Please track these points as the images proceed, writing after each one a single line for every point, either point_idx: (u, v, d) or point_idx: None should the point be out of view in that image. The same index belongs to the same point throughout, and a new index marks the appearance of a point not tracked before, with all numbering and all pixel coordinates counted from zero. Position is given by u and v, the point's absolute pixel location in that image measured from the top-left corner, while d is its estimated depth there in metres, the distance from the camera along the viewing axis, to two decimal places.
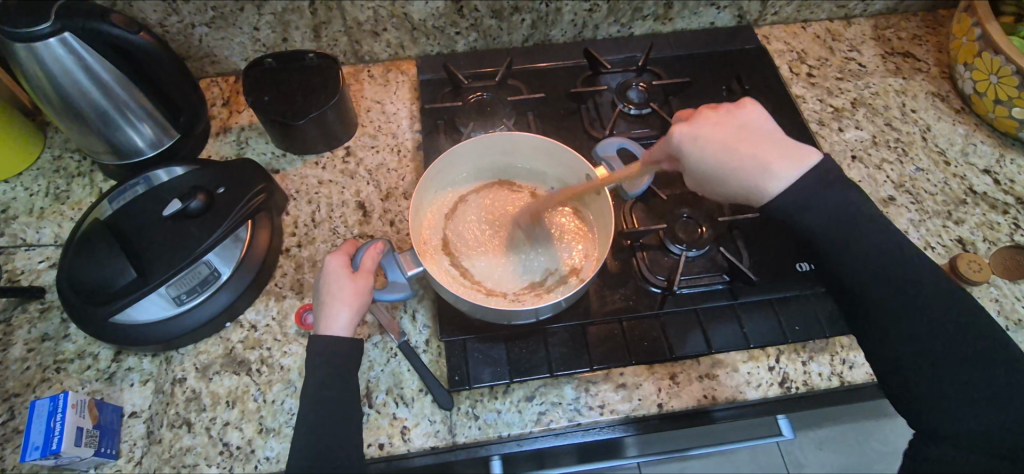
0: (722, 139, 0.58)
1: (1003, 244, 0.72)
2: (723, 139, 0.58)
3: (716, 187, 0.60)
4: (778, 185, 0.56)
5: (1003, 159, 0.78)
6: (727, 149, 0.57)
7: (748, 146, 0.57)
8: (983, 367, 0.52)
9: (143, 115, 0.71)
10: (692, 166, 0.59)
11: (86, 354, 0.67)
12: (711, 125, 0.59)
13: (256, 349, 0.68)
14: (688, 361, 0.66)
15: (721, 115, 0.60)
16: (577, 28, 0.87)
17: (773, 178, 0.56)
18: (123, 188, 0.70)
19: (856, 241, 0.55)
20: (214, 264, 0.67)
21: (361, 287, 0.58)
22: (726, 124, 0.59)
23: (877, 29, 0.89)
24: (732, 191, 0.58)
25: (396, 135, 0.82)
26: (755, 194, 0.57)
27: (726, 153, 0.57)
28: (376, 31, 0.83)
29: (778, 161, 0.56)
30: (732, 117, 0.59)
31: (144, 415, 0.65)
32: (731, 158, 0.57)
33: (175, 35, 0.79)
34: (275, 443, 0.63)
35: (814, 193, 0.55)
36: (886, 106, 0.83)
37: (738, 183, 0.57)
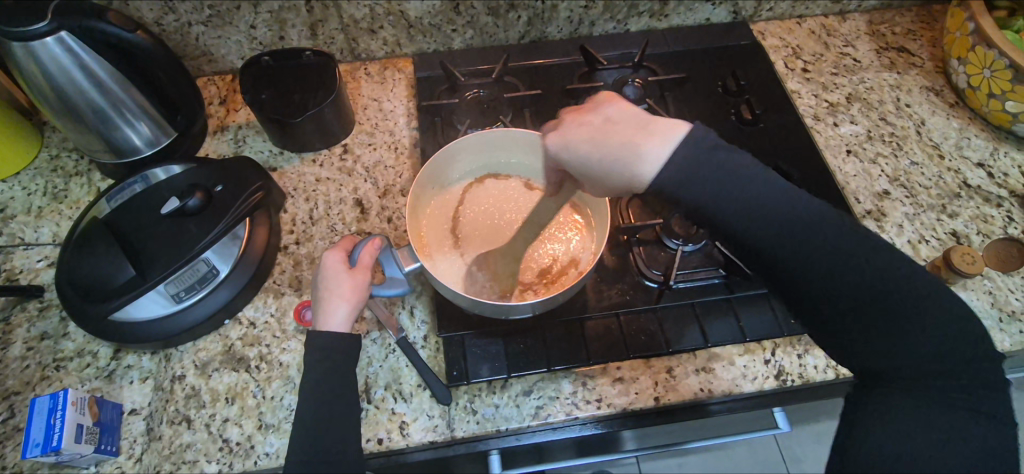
0: (585, 131, 0.51)
1: (996, 236, 0.72)
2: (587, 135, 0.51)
3: (600, 186, 0.52)
4: (648, 168, 0.47)
5: (997, 152, 0.78)
6: (591, 143, 0.50)
7: (611, 132, 0.50)
8: (962, 367, 0.46)
9: (140, 114, 0.71)
10: (579, 170, 0.52)
11: (86, 352, 0.68)
12: (572, 119, 0.53)
13: (255, 345, 0.68)
14: (684, 355, 0.66)
15: (586, 115, 0.53)
16: (573, 24, 0.87)
17: (641, 162, 0.48)
18: (120, 187, 0.70)
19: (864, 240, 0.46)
20: (212, 262, 0.67)
21: (358, 284, 0.59)
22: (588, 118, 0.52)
23: (872, 24, 0.90)
24: (614, 185, 0.50)
25: (393, 133, 0.83)
26: (632, 184, 0.49)
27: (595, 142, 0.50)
28: (372, 29, 0.84)
29: (637, 138, 0.48)
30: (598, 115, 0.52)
31: (143, 412, 0.65)
32: (599, 144, 0.50)
33: (171, 34, 0.79)
34: (274, 439, 0.63)
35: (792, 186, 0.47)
36: (880, 101, 0.83)
37: (615, 175, 0.49)
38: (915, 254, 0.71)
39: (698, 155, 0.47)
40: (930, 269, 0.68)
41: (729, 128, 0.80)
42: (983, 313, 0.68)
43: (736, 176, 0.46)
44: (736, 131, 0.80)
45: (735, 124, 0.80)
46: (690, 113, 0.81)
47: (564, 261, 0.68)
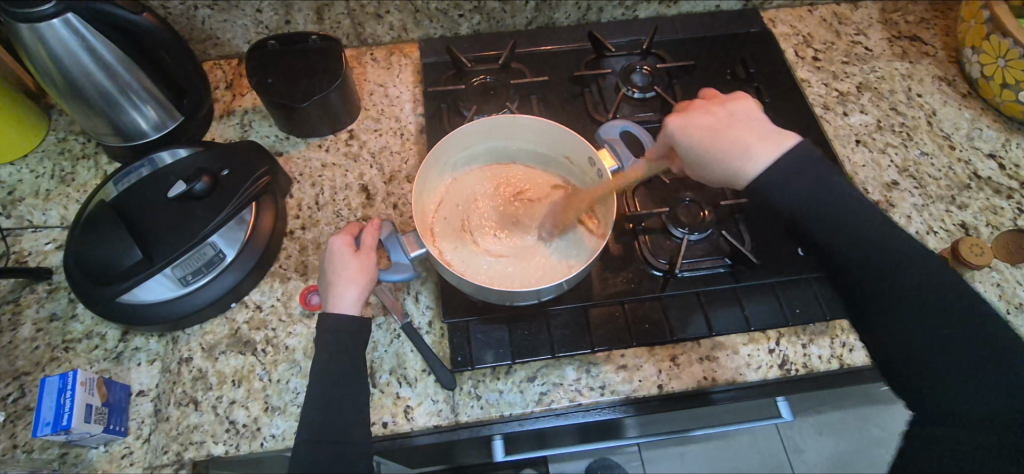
0: (706, 122, 0.60)
1: (1005, 228, 0.72)
2: (712, 121, 0.61)
3: (702, 173, 0.62)
4: (756, 166, 0.57)
5: (1009, 143, 0.77)
6: (709, 132, 0.60)
7: (733, 131, 0.59)
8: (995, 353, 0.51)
9: (147, 98, 0.71)
10: (683, 153, 0.62)
11: (94, 334, 0.68)
12: (703, 113, 0.61)
13: (261, 329, 0.69)
14: (689, 344, 0.66)
15: (714, 103, 0.63)
16: (581, 10, 0.87)
17: (750, 159, 0.58)
18: (128, 169, 0.71)
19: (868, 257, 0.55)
20: (219, 245, 0.67)
21: (364, 265, 0.59)
22: (752, 136, 0.59)
23: (885, 12, 0.88)
24: (715, 174, 0.60)
25: (399, 118, 0.82)
26: (733, 177, 0.59)
27: (705, 140, 0.60)
28: (379, 13, 0.83)
29: (703, 129, 0.60)
30: (725, 100, 0.63)
31: (151, 394, 0.66)
32: (711, 147, 0.59)
33: (177, 17, 0.79)
34: (281, 421, 0.64)
35: (781, 181, 0.57)
36: (891, 91, 0.82)
37: (717, 167, 0.59)
38: (922, 245, 0.71)
39: (815, 168, 0.57)
40: None
41: None
42: (990, 305, 0.67)
43: (825, 188, 0.56)
44: None
45: None
46: (698, 101, 0.81)
47: (565, 245, 0.68)
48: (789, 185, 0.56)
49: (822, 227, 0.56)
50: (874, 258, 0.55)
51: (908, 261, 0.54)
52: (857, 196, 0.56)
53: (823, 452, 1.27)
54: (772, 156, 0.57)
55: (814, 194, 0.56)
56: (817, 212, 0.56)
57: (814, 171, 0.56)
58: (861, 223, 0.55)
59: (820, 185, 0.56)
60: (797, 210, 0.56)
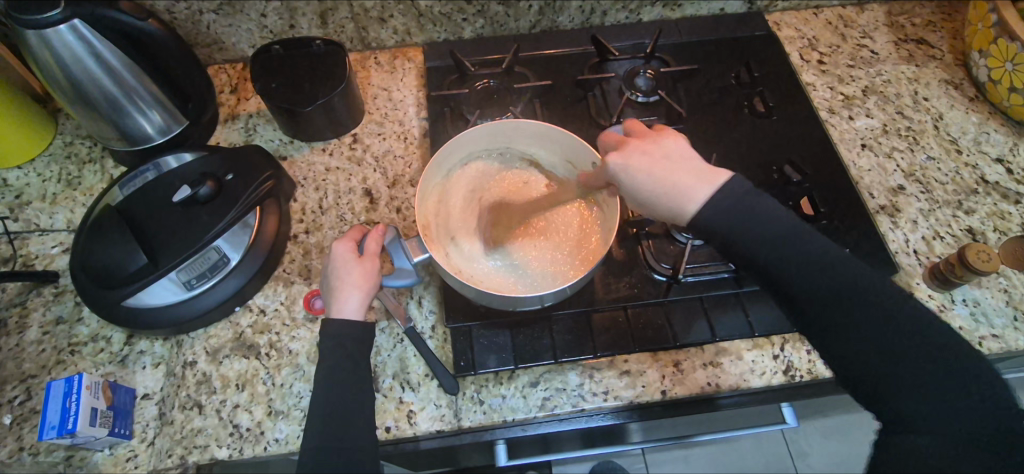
0: (646, 162, 0.56)
1: (1013, 234, 0.71)
2: (651, 166, 0.55)
3: (646, 210, 0.57)
4: (694, 207, 0.53)
5: (1017, 148, 0.77)
6: (647, 170, 0.55)
7: (673, 173, 0.54)
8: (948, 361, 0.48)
9: (152, 103, 0.71)
10: (625, 192, 0.57)
11: (99, 338, 0.69)
12: (641, 152, 0.56)
13: (265, 333, 0.69)
14: (692, 349, 0.66)
15: (647, 140, 0.58)
16: (585, 14, 0.86)
17: (690, 200, 0.53)
18: (133, 174, 0.70)
19: (784, 255, 0.51)
20: (223, 250, 0.67)
21: (367, 271, 0.59)
22: (688, 176, 0.54)
23: (891, 15, 0.88)
24: (660, 213, 0.56)
25: (403, 123, 0.83)
26: (676, 217, 0.55)
27: (648, 179, 0.55)
28: (383, 17, 0.83)
29: (631, 162, 0.56)
30: (657, 139, 0.58)
31: (156, 397, 0.66)
32: (659, 185, 0.54)
33: (183, 22, 0.80)
34: (284, 425, 0.64)
35: (736, 205, 0.52)
36: (898, 94, 0.81)
37: (661, 207, 0.55)
38: (929, 251, 0.70)
39: (751, 197, 0.53)
40: (945, 266, 0.66)
41: (742, 121, 0.79)
42: (997, 312, 0.67)
43: (771, 215, 0.52)
44: (748, 124, 0.78)
45: (749, 116, 0.79)
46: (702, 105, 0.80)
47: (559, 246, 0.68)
48: (722, 215, 0.52)
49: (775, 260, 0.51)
50: (826, 283, 0.50)
51: (858, 283, 0.50)
52: (797, 226, 0.52)
53: (829, 457, 1.27)
54: (700, 199, 0.53)
55: (754, 217, 0.52)
56: (784, 235, 0.51)
57: (745, 201, 0.53)
58: (803, 247, 0.51)
59: (761, 222, 0.52)
60: (756, 240, 0.51)
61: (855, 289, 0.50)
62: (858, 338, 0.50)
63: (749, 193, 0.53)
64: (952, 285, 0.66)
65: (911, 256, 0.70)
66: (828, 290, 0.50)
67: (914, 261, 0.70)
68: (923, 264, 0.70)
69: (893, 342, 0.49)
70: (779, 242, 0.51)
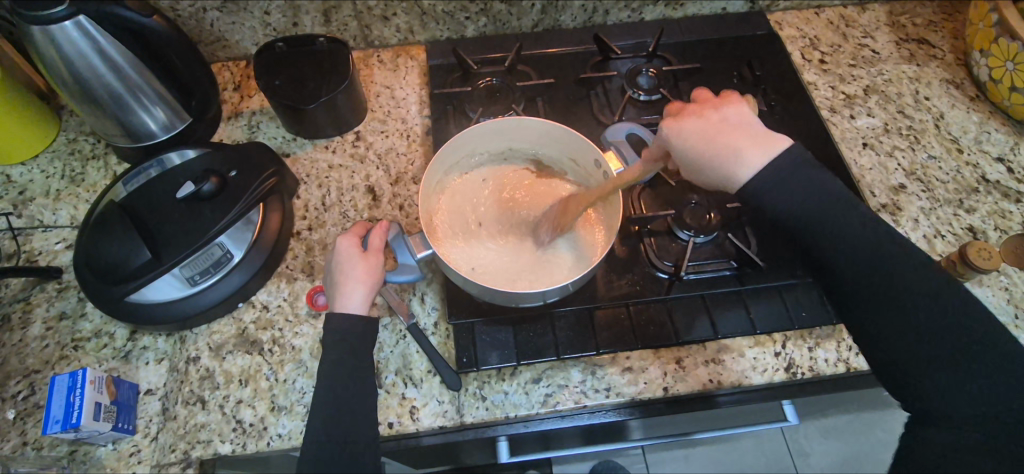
0: (701, 128, 0.57)
1: (1014, 232, 0.71)
2: (704, 130, 0.57)
3: (695, 176, 0.59)
4: (746, 172, 0.55)
5: (1017, 147, 0.77)
6: (702, 135, 0.57)
7: (724, 136, 0.56)
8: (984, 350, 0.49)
9: (156, 99, 0.71)
10: (677, 159, 0.59)
11: (102, 333, 0.69)
12: (698, 117, 0.58)
13: (268, 329, 0.69)
14: (694, 346, 0.66)
15: (707, 108, 0.59)
16: (587, 13, 0.87)
17: (742, 165, 0.55)
18: (137, 170, 0.71)
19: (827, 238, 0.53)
20: (226, 246, 0.68)
21: (371, 266, 0.59)
22: (745, 141, 0.56)
23: (892, 14, 0.88)
24: (708, 178, 0.58)
25: (405, 120, 0.83)
26: (725, 181, 0.57)
27: (695, 147, 0.57)
28: (386, 16, 0.84)
29: (687, 125, 0.58)
30: (719, 105, 0.59)
31: (159, 393, 0.66)
32: (701, 154, 0.57)
33: (187, 19, 0.80)
34: (287, 421, 0.64)
35: (793, 171, 0.54)
36: (899, 93, 0.82)
37: (710, 170, 0.57)
38: (929, 249, 0.71)
39: (804, 169, 0.54)
40: (946, 264, 0.66)
41: None
42: (998, 310, 0.67)
43: (819, 188, 0.54)
44: None
45: (750, 115, 0.79)
46: None
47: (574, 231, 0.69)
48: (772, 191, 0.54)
49: (823, 239, 0.53)
50: (867, 266, 0.52)
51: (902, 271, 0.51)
52: (847, 200, 0.53)
53: (830, 457, 1.27)
54: (756, 165, 0.55)
55: (813, 189, 0.54)
56: (821, 220, 0.53)
57: (800, 172, 0.54)
58: (844, 222, 0.53)
59: (813, 193, 0.54)
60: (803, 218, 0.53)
61: (892, 266, 0.51)
62: (897, 319, 0.51)
63: (800, 166, 0.54)
64: None
65: None
66: (866, 268, 0.52)
67: None
68: None
69: (929, 326, 0.50)
70: (813, 207, 0.53)
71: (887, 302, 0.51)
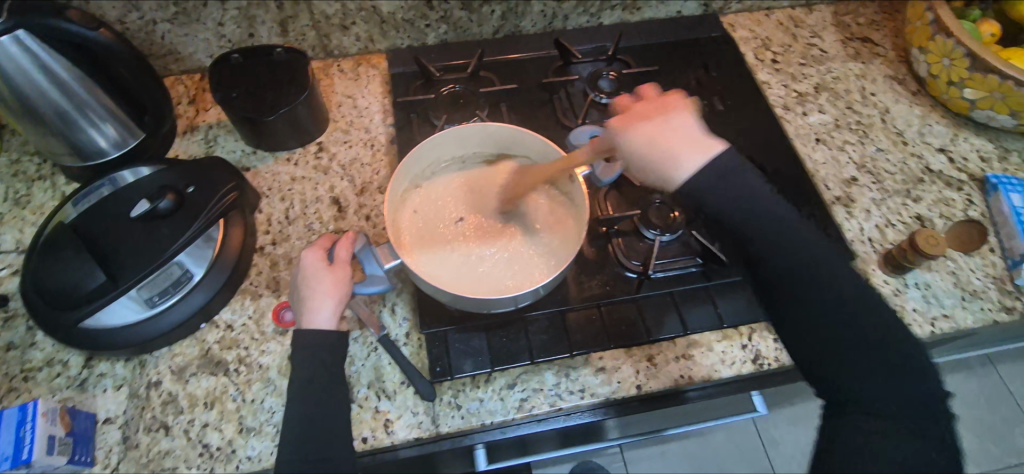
0: (642, 131, 0.56)
1: (958, 219, 0.75)
2: (647, 132, 0.56)
3: (642, 176, 0.58)
4: (684, 174, 0.54)
5: (957, 138, 0.81)
6: (646, 139, 0.56)
7: (667, 139, 0.55)
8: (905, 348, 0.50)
9: (106, 116, 0.69)
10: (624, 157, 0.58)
11: (55, 362, 0.66)
12: (643, 120, 0.57)
13: (233, 348, 0.67)
14: (664, 343, 0.67)
15: (653, 110, 0.58)
16: (547, 18, 0.88)
17: (679, 166, 0.54)
18: (87, 190, 0.69)
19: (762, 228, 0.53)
20: (186, 265, 0.66)
21: (340, 278, 0.58)
22: (684, 144, 0.55)
23: (837, 15, 0.92)
24: (650, 180, 0.57)
25: (369, 129, 0.82)
26: (665, 182, 0.55)
27: (642, 146, 0.56)
28: (344, 24, 0.83)
29: (633, 126, 0.57)
30: (663, 109, 0.58)
31: (119, 421, 0.63)
32: (647, 153, 0.56)
33: (136, 32, 0.77)
34: (256, 442, 0.62)
35: (722, 174, 0.53)
36: (847, 90, 0.85)
37: (653, 172, 0.56)
38: (882, 238, 0.74)
39: (732, 176, 0.53)
40: (898, 252, 0.69)
41: (702, 119, 0.81)
42: (947, 293, 0.70)
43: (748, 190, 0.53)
44: (708, 122, 0.81)
45: (709, 115, 0.81)
46: None
47: (552, 245, 0.68)
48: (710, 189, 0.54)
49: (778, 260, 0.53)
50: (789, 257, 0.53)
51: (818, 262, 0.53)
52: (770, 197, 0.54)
53: (800, 443, 1.30)
54: (692, 167, 0.54)
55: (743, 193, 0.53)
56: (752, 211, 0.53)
57: (735, 175, 0.53)
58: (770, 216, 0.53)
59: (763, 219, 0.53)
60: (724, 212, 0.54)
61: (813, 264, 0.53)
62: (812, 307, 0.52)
63: (734, 168, 0.54)
64: (905, 269, 0.70)
65: (866, 244, 0.73)
66: (799, 265, 0.53)
67: (869, 248, 0.73)
68: (877, 251, 0.73)
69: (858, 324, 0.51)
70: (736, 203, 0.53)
71: (836, 309, 0.52)
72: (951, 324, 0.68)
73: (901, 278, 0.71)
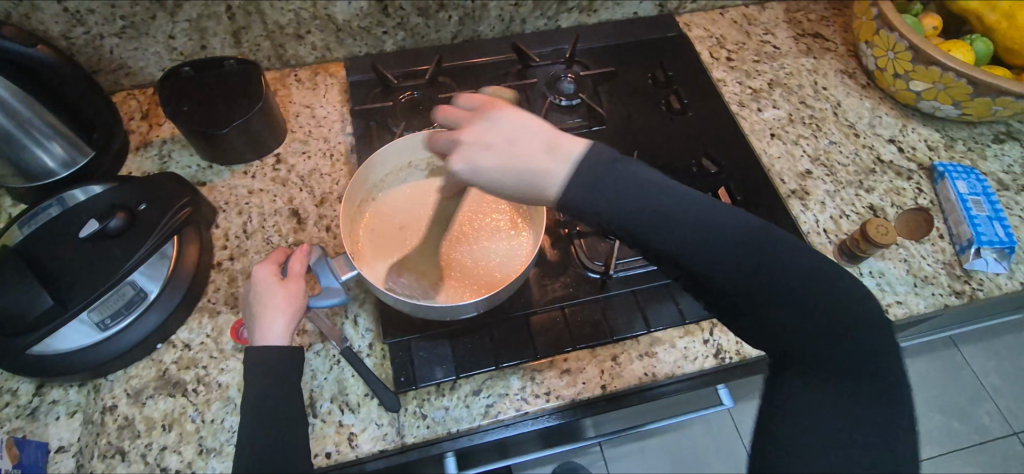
0: (494, 141, 0.48)
1: (908, 207, 0.77)
2: (493, 143, 0.47)
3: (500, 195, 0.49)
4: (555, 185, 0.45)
5: (905, 129, 0.83)
6: (500, 150, 0.47)
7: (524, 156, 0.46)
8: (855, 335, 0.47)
9: (52, 134, 0.67)
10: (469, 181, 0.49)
11: (4, 391, 0.63)
12: (493, 128, 0.48)
13: (191, 368, 0.66)
14: (628, 342, 0.68)
15: (475, 119, 0.50)
16: (504, 22, 0.88)
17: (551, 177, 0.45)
18: (34, 211, 0.66)
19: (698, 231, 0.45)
20: (139, 284, 0.64)
21: (292, 293, 0.57)
22: (542, 153, 0.46)
23: (789, 12, 0.94)
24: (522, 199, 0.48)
25: (328, 139, 0.81)
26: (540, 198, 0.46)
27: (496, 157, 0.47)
28: (299, 34, 0.82)
29: (476, 135, 0.49)
30: (484, 116, 0.50)
31: (72, 449, 0.61)
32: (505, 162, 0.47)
33: (82, 48, 0.75)
34: (217, 463, 0.61)
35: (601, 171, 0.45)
36: (800, 85, 0.87)
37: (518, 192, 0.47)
38: (836, 229, 0.75)
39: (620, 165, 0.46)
40: (851, 242, 0.71)
41: (660, 118, 0.82)
42: (900, 280, 0.72)
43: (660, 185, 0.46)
44: (666, 121, 0.82)
45: (666, 114, 0.82)
46: (622, 105, 0.83)
47: (505, 262, 0.67)
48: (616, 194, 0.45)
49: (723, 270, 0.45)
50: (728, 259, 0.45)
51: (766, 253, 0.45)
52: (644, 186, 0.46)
53: None
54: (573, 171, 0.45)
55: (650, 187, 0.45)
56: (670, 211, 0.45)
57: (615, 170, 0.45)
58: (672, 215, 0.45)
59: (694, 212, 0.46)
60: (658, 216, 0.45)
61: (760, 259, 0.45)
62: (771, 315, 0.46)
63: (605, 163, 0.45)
64: (858, 258, 0.71)
65: (822, 236, 0.75)
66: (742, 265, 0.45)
67: (825, 239, 0.74)
68: (832, 242, 0.74)
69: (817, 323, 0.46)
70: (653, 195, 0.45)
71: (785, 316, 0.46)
72: (905, 309, 0.70)
73: (856, 267, 0.72)
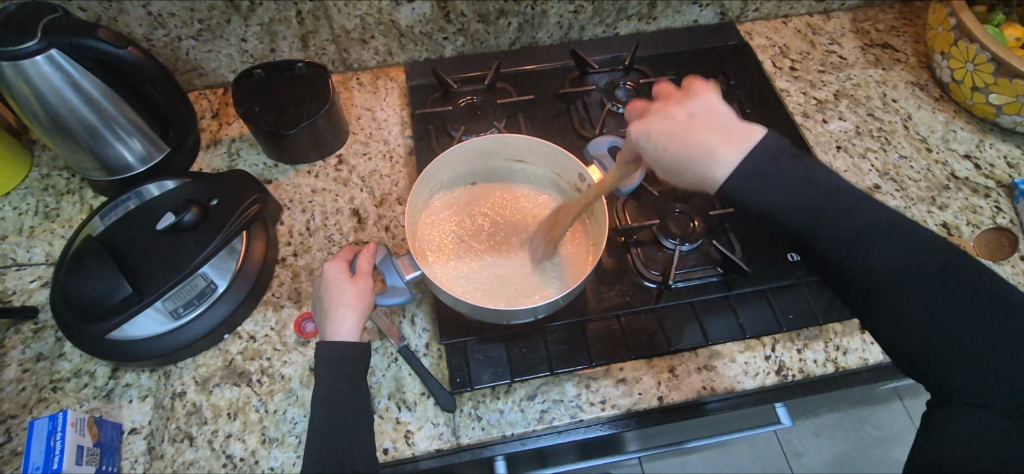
0: (666, 127, 0.56)
1: (986, 226, 0.73)
2: (673, 129, 0.56)
3: (677, 177, 0.57)
4: (723, 170, 0.53)
5: (983, 144, 0.80)
6: (671, 137, 0.56)
7: (698, 134, 0.55)
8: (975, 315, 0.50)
9: (132, 130, 0.70)
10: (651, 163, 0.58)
11: (82, 373, 0.67)
12: (664, 118, 0.57)
13: (256, 359, 0.68)
14: (686, 354, 0.67)
15: (672, 104, 0.58)
16: (563, 29, 0.88)
17: (716, 164, 0.54)
18: (114, 203, 0.69)
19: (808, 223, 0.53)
20: (210, 276, 0.67)
21: (362, 289, 0.59)
22: (715, 137, 0.54)
23: (856, 21, 0.91)
24: (684, 179, 0.56)
25: (387, 141, 0.83)
26: (701, 183, 0.55)
27: (670, 144, 0.56)
28: (364, 39, 0.84)
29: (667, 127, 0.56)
30: (683, 100, 0.58)
31: (144, 431, 0.64)
32: (677, 151, 0.55)
33: (161, 49, 0.79)
34: (279, 453, 0.63)
35: (762, 168, 0.53)
36: (867, 97, 0.84)
37: (687, 173, 0.56)
38: None
39: (777, 169, 0.53)
40: None
41: None
42: None
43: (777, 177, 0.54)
44: None
45: None
46: None
47: (566, 270, 0.68)
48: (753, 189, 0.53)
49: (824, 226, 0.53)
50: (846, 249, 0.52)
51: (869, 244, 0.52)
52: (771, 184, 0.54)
53: (825, 455, 1.28)
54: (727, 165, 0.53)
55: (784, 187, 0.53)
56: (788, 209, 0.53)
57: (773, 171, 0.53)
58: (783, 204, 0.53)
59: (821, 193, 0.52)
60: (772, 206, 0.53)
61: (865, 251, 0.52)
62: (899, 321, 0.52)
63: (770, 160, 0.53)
64: None
65: None
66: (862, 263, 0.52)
67: None
68: None
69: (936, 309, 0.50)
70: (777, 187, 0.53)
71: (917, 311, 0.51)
72: None
73: None
